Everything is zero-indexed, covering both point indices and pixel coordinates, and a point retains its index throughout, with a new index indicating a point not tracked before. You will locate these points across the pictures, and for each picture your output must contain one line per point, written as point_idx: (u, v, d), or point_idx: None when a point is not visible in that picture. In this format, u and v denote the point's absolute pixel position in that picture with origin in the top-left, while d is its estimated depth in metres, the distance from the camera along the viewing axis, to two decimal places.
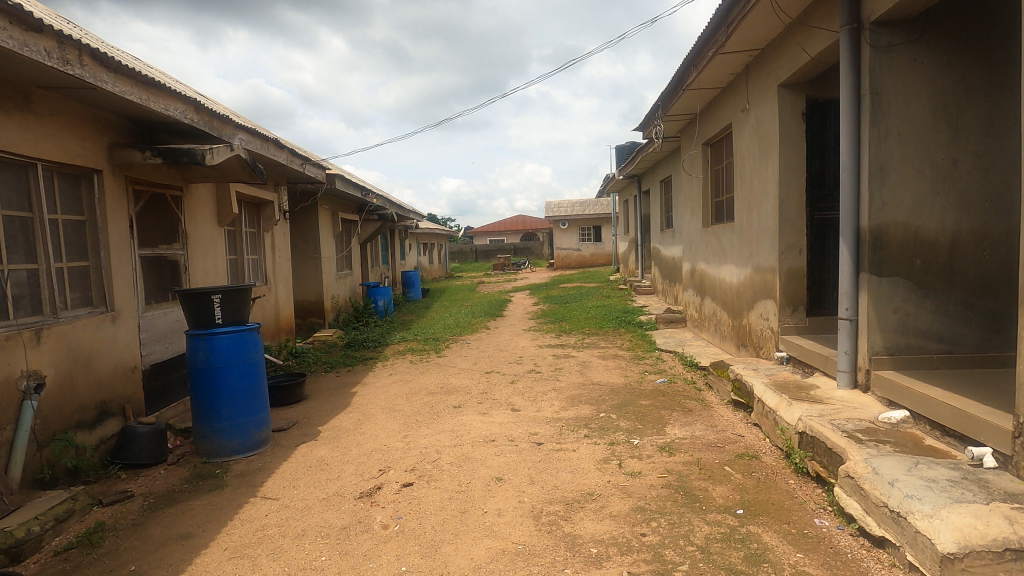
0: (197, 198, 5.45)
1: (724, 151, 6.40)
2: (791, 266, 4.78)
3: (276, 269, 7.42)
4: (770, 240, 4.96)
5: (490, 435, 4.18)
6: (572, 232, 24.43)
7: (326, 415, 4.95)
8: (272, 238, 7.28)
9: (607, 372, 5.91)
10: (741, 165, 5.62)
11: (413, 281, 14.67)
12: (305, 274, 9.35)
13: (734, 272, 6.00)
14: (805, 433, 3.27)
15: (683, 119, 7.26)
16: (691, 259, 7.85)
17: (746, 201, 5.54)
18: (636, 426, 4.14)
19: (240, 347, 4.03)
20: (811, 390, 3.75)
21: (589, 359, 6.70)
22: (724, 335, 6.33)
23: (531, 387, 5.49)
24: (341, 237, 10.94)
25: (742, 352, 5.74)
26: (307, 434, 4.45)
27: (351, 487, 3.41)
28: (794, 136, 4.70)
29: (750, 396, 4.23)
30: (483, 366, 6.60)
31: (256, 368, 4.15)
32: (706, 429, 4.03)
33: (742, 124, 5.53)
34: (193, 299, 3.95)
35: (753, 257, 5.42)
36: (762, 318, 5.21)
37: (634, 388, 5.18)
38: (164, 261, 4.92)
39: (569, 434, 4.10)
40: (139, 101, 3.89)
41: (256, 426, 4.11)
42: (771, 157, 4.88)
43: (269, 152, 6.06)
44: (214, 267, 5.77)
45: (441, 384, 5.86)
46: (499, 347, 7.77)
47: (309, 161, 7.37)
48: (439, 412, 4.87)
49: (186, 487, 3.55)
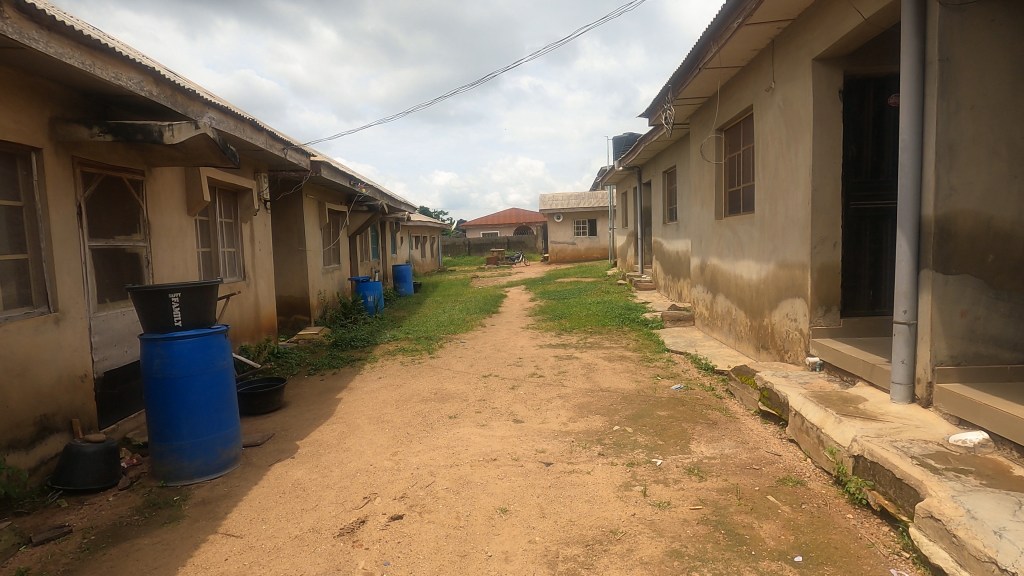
0: (161, 184, 4.88)
1: (742, 137, 5.91)
2: (824, 261, 4.31)
3: (255, 263, 6.85)
4: (801, 233, 4.48)
5: (491, 453, 3.68)
6: (567, 225, 23.89)
7: (306, 427, 4.44)
8: (250, 229, 6.71)
9: (616, 377, 5.42)
10: (764, 150, 5.13)
11: (406, 276, 14.13)
12: (290, 268, 8.78)
13: (753, 268, 5.52)
14: (863, 457, 2.79)
15: (695, 103, 6.77)
16: (701, 253, 7.37)
17: (769, 190, 5.07)
18: (657, 443, 3.66)
19: (204, 354, 3.50)
20: (859, 404, 3.28)
21: (595, 361, 6.20)
22: (741, 336, 5.86)
23: (535, 394, 4.99)
24: (329, 230, 10.36)
25: (762, 355, 5.28)
26: (284, 450, 3.93)
27: (330, 521, 2.90)
28: (830, 117, 4.21)
29: (783, 408, 3.76)
30: (480, 369, 6.08)
31: (223, 378, 3.63)
32: (737, 447, 3.55)
33: (766, 105, 5.04)
34: (148, 297, 3.40)
35: (778, 252, 4.95)
36: (788, 319, 4.74)
37: (649, 396, 4.69)
38: (121, 254, 4.36)
39: (581, 452, 3.60)
40: (82, 67, 3.34)
41: (223, 444, 3.59)
42: (803, 140, 4.39)
43: (244, 134, 5.51)
44: (183, 262, 5.22)
45: (434, 390, 5.34)
46: (497, 347, 7.27)
47: (291, 146, 6.81)
48: (433, 424, 4.36)
49: (136, 520, 3.02)
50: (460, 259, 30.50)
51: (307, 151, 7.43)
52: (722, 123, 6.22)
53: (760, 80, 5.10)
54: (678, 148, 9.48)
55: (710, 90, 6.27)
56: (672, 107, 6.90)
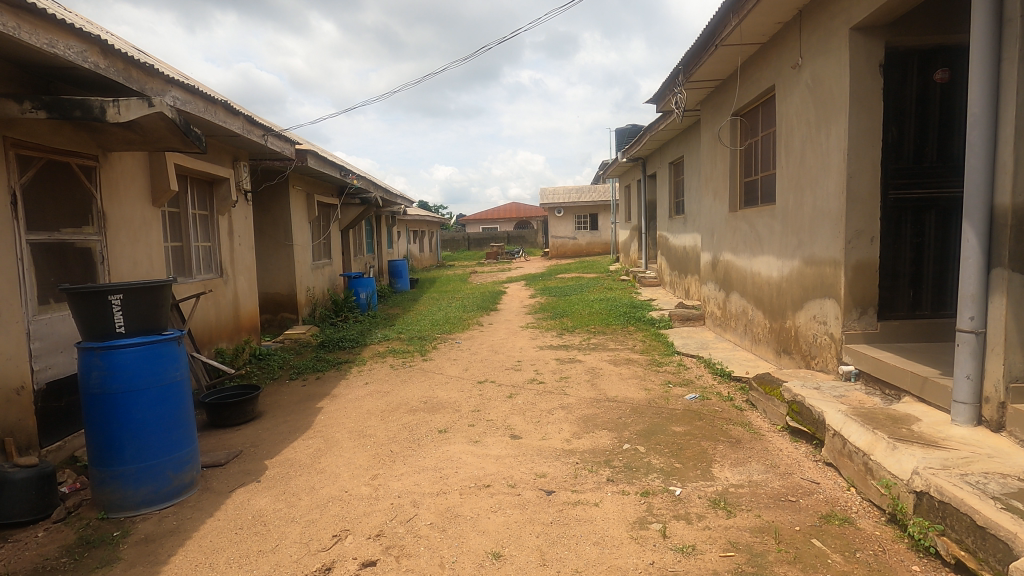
0: (119, 171, 4.39)
1: (761, 121, 5.42)
2: (859, 257, 3.84)
3: (235, 258, 6.37)
4: (833, 226, 4.00)
5: (484, 478, 3.21)
6: (567, 220, 23.39)
7: (279, 443, 3.97)
8: (228, 222, 6.23)
9: (623, 384, 4.95)
10: (788, 134, 4.65)
11: (401, 271, 13.66)
12: (276, 264, 8.31)
13: (774, 265, 5.04)
14: (929, 495, 2.31)
15: (708, 85, 6.27)
16: (712, 248, 6.89)
17: (794, 178, 4.59)
18: (674, 466, 3.20)
19: (152, 366, 3.02)
20: (912, 425, 2.81)
21: (599, 365, 5.73)
22: (758, 339, 5.40)
23: (534, 404, 4.51)
24: (318, 223, 9.87)
25: (784, 361, 4.82)
26: (250, 472, 3.47)
27: (289, 568, 2.43)
28: (869, 95, 3.74)
29: (817, 426, 3.29)
30: (475, 374, 5.61)
31: (176, 392, 3.15)
32: (767, 472, 3.08)
33: (791, 84, 4.55)
34: (84, 300, 2.91)
35: (803, 247, 4.47)
36: (816, 322, 4.27)
37: (661, 407, 4.22)
38: (69, 249, 3.87)
39: (587, 478, 3.13)
40: (5, 30, 2.82)
41: (176, 468, 3.12)
42: (837, 121, 3.91)
43: (216, 118, 5.03)
44: (147, 258, 4.74)
45: (424, 399, 4.87)
46: (494, 348, 6.80)
47: (272, 132, 6.32)
48: (420, 440, 3.88)
49: (62, 565, 2.55)
50: (459, 254, 30.01)
51: (290, 138, 6.95)
52: (738, 107, 5.72)
53: (785, 56, 4.61)
54: (686, 137, 8.98)
55: (724, 71, 5.77)
56: (683, 91, 6.40)
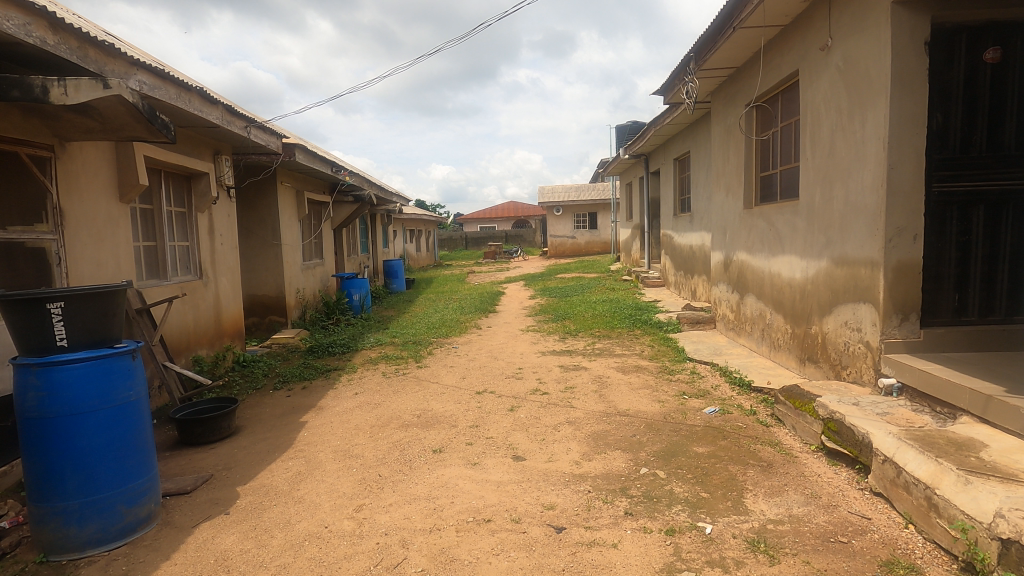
0: (79, 162, 3.97)
1: (780, 111, 5.04)
2: (900, 257, 3.46)
3: (216, 258, 5.95)
4: (869, 223, 3.62)
5: (484, 511, 2.81)
6: (566, 218, 22.99)
7: (254, 465, 3.56)
8: (208, 220, 5.81)
9: (634, 395, 4.55)
10: (814, 123, 4.27)
11: (396, 271, 13.26)
12: (263, 264, 7.89)
13: (796, 265, 4.66)
14: (1019, 544, 1.93)
15: (721, 73, 5.88)
16: (724, 247, 6.50)
17: (820, 171, 4.21)
18: (700, 497, 2.81)
19: (99, 385, 2.62)
20: (982, 454, 2.43)
21: (606, 373, 5.34)
22: (778, 345, 5.02)
23: (538, 419, 4.11)
24: (309, 221, 9.46)
25: (809, 370, 4.44)
26: (219, 502, 3.06)
27: None
28: (912, 76, 3.35)
29: (863, 449, 2.90)
30: (473, 384, 5.20)
31: (130, 414, 2.74)
32: (808, 505, 2.69)
33: (818, 69, 4.17)
34: (16, 308, 2.51)
35: (832, 246, 4.09)
36: (848, 328, 3.89)
37: (678, 423, 3.82)
38: (18, 250, 3.44)
39: (602, 511, 2.74)
40: None
41: (128, 501, 2.70)
42: (875, 107, 3.53)
43: (190, 106, 4.63)
44: (114, 259, 4.33)
45: (418, 412, 4.47)
46: (493, 354, 6.40)
47: (255, 124, 5.91)
48: (412, 462, 3.47)
49: None
50: (456, 253, 29.58)
51: (276, 131, 6.54)
52: (755, 96, 5.33)
53: (811, 38, 4.23)
54: (693, 132, 8.60)
55: (740, 57, 5.38)
56: (695, 80, 6.01)
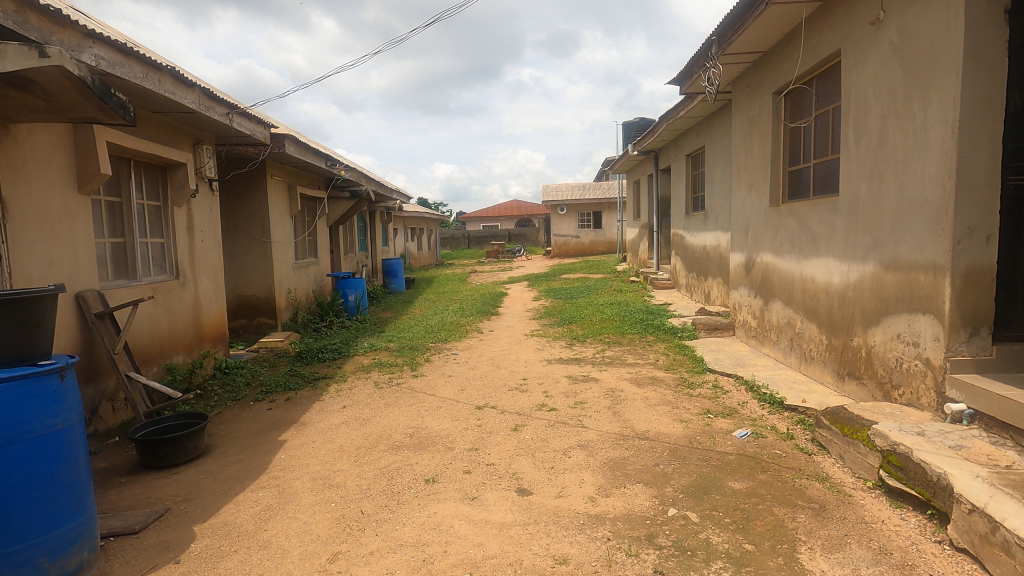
0: (27, 147, 3.50)
1: (815, 98, 4.56)
2: (971, 262, 2.98)
3: (196, 256, 5.48)
4: (931, 222, 3.13)
5: (482, 565, 2.33)
6: (571, 217, 22.46)
7: (219, 497, 3.08)
8: (186, 215, 5.34)
9: (652, 413, 4.06)
10: (860, 110, 3.78)
11: (395, 271, 12.78)
12: (251, 263, 7.41)
13: (834, 269, 4.17)
14: None
15: (748, 58, 5.39)
16: (745, 248, 6.00)
17: (867, 163, 3.72)
18: (745, 551, 2.32)
19: (16, 412, 2.15)
20: None
21: (620, 386, 4.85)
22: (810, 357, 4.53)
23: (545, 442, 3.63)
24: (302, 218, 8.98)
25: (850, 387, 3.95)
26: (171, 547, 2.59)
27: None
28: (988, 50, 2.88)
29: (939, 493, 2.42)
30: (473, 397, 4.71)
31: (57, 446, 2.28)
32: (879, 565, 2.20)
33: (866, 48, 3.68)
34: None
35: (881, 248, 3.60)
36: (901, 342, 3.40)
37: (707, 450, 3.33)
38: None
39: (625, 567, 2.26)
40: None
41: (51, 553, 2.23)
42: (940, 86, 3.05)
43: (160, 88, 4.15)
44: (71, 257, 3.86)
45: (410, 431, 3.99)
46: (495, 362, 5.93)
47: (239, 111, 5.44)
48: (400, 496, 2.99)
49: None
50: (458, 253, 28.49)
51: (263, 120, 6.08)
52: (786, 83, 4.85)
53: (858, 13, 3.74)
54: (710, 126, 8.11)
55: (770, 39, 4.90)
56: (718, 65, 5.51)
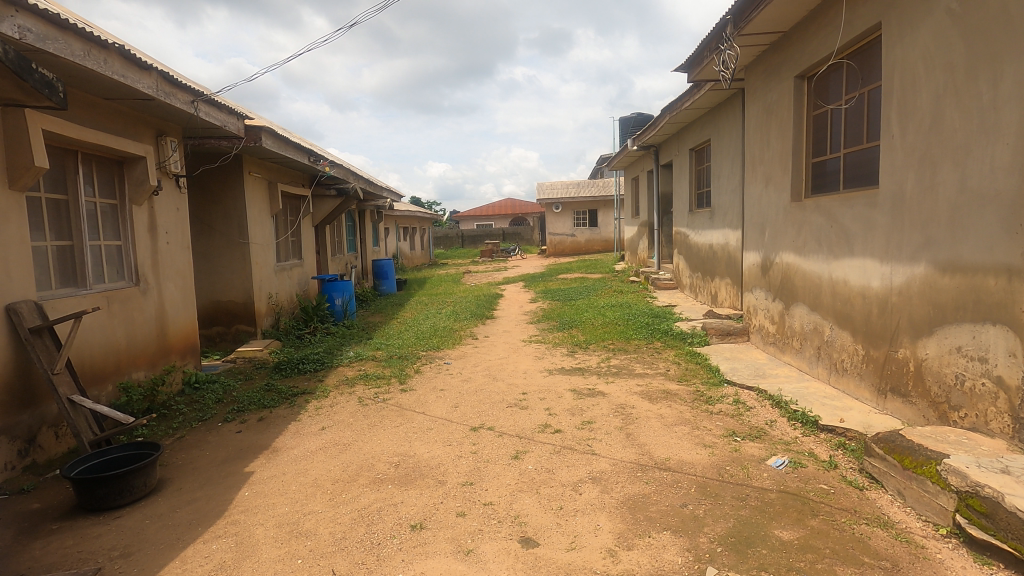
0: None
1: (849, 80, 4.07)
2: None
3: (159, 260, 4.94)
4: (1005, 217, 2.67)
5: None
6: (565, 216, 21.98)
7: (164, 551, 2.58)
8: (147, 214, 4.81)
9: (669, 436, 3.58)
10: (908, 90, 3.30)
11: (386, 272, 12.23)
12: (227, 266, 6.87)
13: (873, 271, 3.70)
14: None
15: (768, 38, 4.89)
16: (761, 248, 5.53)
17: (916, 149, 3.25)
18: None
19: None
20: None
21: (630, 401, 4.37)
22: (843, 368, 4.07)
23: (551, 473, 3.15)
24: (284, 217, 8.43)
25: (896, 406, 3.49)
26: None
27: None
28: None
29: None
30: (467, 417, 4.21)
31: None
32: None
33: (917, 18, 3.20)
34: None
35: (935, 247, 3.13)
36: (962, 356, 2.93)
37: (742, 485, 2.85)
38: None
39: None
40: None
41: None
42: (1016, 57, 2.58)
43: (106, 69, 3.62)
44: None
45: (396, 459, 3.49)
46: (491, 373, 5.44)
47: (206, 99, 4.90)
48: (381, 550, 2.49)
49: None
50: (455, 254, 27.66)
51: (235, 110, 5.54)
52: (815, 63, 4.35)
53: None
54: (717, 117, 7.62)
55: (796, 14, 4.39)
56: (737, 46, 4.98)
